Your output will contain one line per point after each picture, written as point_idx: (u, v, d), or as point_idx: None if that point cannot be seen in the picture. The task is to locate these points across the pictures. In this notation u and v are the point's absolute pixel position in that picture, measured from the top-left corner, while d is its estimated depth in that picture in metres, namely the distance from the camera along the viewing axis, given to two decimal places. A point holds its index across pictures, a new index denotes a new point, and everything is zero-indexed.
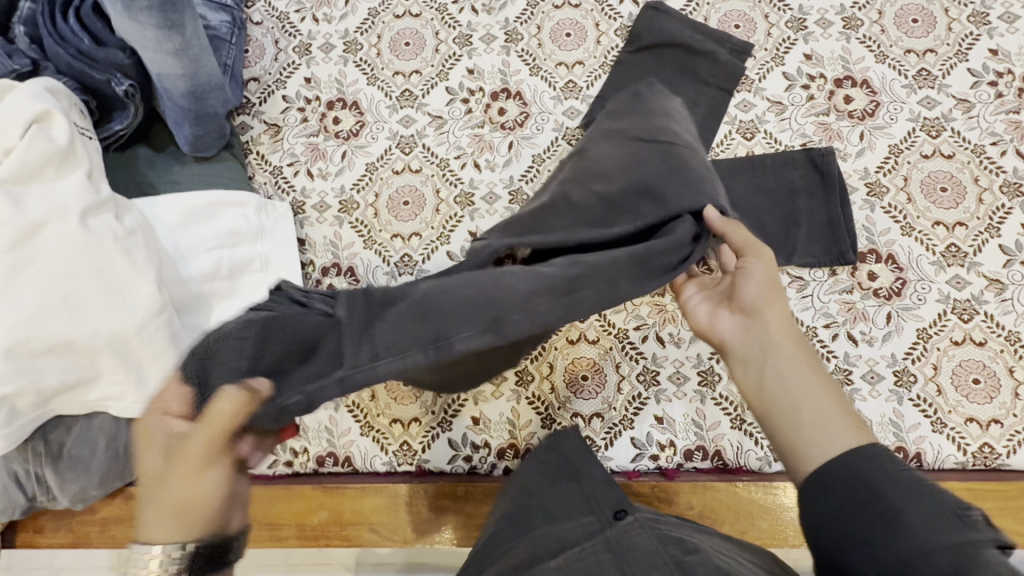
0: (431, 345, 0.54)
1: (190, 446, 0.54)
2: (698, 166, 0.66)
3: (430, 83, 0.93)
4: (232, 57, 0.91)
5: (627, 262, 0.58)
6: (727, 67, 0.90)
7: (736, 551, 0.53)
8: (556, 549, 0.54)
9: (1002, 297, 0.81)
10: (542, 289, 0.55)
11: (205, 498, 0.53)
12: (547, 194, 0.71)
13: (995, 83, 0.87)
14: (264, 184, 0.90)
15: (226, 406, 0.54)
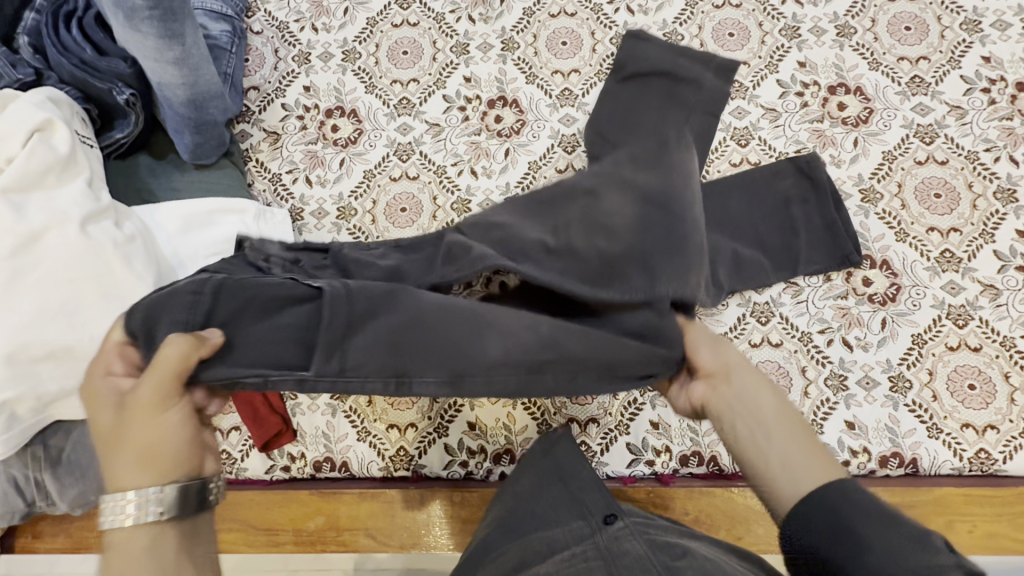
0: (392, 379, 0.59)
1: (142, 395, 0.54)
2: (699, 247, 0.64)
3: (428, 92, 0.94)
4: (232, 66, 0.92)
5: (596, 339, 0.61)
6: (710, 91, 0.87)
7: (725, 555, 0.54)
8: (545, 555, 0.55)
9: (997, 302, 0.81)
10: (512, 361, 0.59)
11: (171, 442, 0.54)
12: (547, 221, 0.68)
13: (987, 90, 0.88)
14: (263, 191, 0.91)
15: (172, 349, 0.54)
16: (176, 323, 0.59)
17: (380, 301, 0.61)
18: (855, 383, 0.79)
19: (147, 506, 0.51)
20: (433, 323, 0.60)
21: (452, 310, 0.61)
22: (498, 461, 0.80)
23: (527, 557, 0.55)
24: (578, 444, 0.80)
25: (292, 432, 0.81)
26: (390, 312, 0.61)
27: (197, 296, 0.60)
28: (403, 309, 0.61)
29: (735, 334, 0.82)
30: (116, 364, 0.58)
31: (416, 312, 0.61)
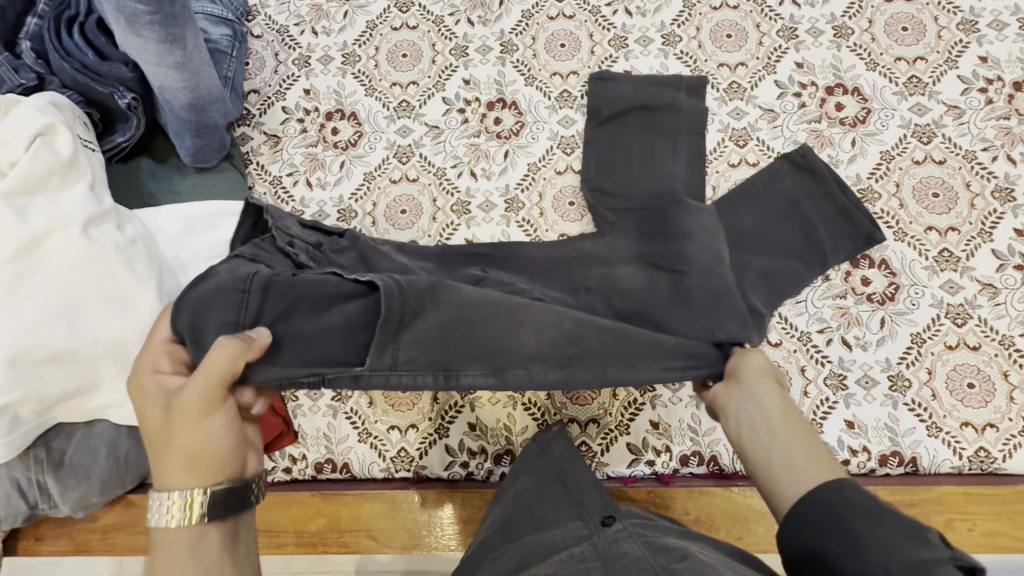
0: (441, 372, 0.61)
1: (187, 397, 0.54)
2: (719, 285, 0.71)
3: (427, 94, 0.95)
4: (232, 70, 0.93)
5: (623, 354, 0.63)
6: (691, 113, 0.89)
7: (723, 559, 0.54)
8: (544, 554, 0.55)
9: (995, 301, 0.81)
10: (547, 353, 0.62)
11: (215, 446, 0.54)
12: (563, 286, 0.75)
13: (985, 90, 0.88)
14: (264, 193, 0.91)
15: (221, 355, 0.53)
16: (225, 323, 0.59)
17: (426, 296, 0.61)
18: (854, 382, 0.80)
19: (192, 506, 0.52)
20: (476, 320, 0.62)
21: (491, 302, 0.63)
22: (499, 462, 0.80)
23: (525, 556, 0.55)
24: (579, 444, 0.80)
25: (293, 433, 0.80)
26: (435, 307, 0.62)
27: (244, 294, 0.59)
28: (447, 304, 0.62)
29: None
30: (162, 362, 0.59)
31: (461, 308, 0.62)
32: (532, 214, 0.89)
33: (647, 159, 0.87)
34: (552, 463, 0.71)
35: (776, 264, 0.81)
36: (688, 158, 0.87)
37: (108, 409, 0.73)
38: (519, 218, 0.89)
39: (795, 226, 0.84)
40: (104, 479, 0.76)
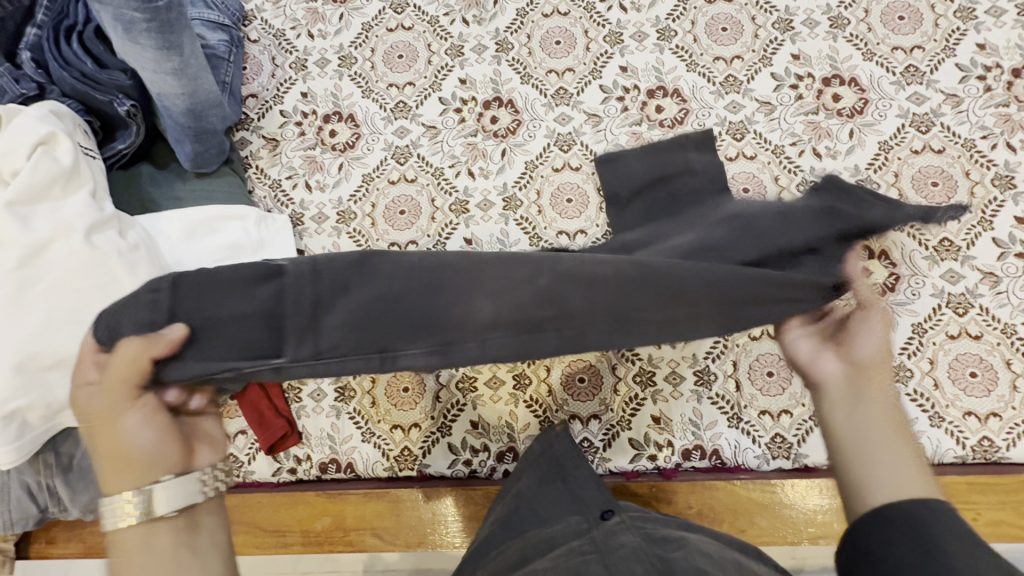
0: (376, 354, 0.53)
1: (99, 400, 0.53)
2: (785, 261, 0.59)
3: (424, 94, 0.95)
4: (230, 75, 0.93)
5: (603, 315, 0.53)
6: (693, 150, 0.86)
7: (722, 548, 0.54)
8: (544, 548, 0.55)
9: (997, 290, 0.81)
10: (505, 320, 0.53)
11: (135, 445, 0.53)
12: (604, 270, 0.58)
13: (983, 77, 0.87)
14: (264, 197, 0.92)
15: (126, 350, 0.51)
16: (140, 323, 0.51)
17: (352, 270, 0.54)
18: None
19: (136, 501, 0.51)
20: (414, 289, 0.53)
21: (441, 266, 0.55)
22: (502, 459, 0.81)
23: (526, 551, 0.55)
24: (581, 440, 0.81)
25: (298, 434, 0.83)
26: (365, 275, 0.54)
27: (155, 293, 0.52)
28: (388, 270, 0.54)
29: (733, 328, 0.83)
30: (90, 372, 0.54)
31: (395, 279, 0.54)
32: (531, 212, 0.89)
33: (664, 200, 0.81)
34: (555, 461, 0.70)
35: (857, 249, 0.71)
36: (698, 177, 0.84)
37: None
38: (518, 217, 0.89)
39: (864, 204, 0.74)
40: None
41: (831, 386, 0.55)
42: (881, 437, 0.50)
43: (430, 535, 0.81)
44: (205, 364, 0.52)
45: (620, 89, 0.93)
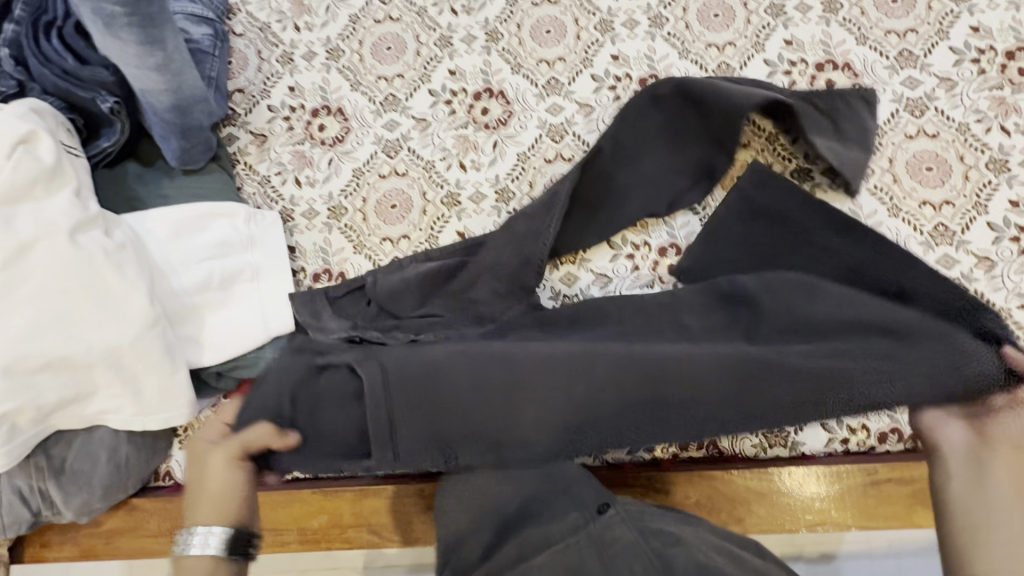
0: (440, 454, 0.64)
1: (212, 465, 0.69)
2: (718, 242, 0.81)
3: (413, 87, 0.94)
4: (215, 70, 0.92)
5: (638, 406, 0.64)
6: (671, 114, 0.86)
7: (717, 540, 0.59)
8: (541, 548, 0.61)
9: (992, 274, 0.81)
10: (550, 426, 0.63)
11: (230, 495, 0.67)
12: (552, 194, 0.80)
13: (977, 60, 0.87)
14: (253, 194, 0.91)
15: (253, 434, 0.68)
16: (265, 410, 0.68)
17: (418, 384, 0.64)
18: None
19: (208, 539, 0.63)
20: (469, 400, 0.63)
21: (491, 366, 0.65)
22: None
23: (527, 550, 0.61)
24: None
25: None
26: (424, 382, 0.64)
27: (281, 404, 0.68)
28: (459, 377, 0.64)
29: None
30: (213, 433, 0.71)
31: (459, 382, 0.64)
32: (523, 204, 0.88)
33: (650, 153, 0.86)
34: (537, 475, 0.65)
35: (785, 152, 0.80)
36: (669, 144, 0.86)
37: (104, 416, 0.73)
38: (510, 209, 0.88)
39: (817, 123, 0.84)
40: (106, 484, 0.77)
41: (951, 450, 0.66)
42: (999, 515, 0.59)
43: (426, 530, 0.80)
44: (308, 464, 0.67)
45: (612, 78, 0.92)
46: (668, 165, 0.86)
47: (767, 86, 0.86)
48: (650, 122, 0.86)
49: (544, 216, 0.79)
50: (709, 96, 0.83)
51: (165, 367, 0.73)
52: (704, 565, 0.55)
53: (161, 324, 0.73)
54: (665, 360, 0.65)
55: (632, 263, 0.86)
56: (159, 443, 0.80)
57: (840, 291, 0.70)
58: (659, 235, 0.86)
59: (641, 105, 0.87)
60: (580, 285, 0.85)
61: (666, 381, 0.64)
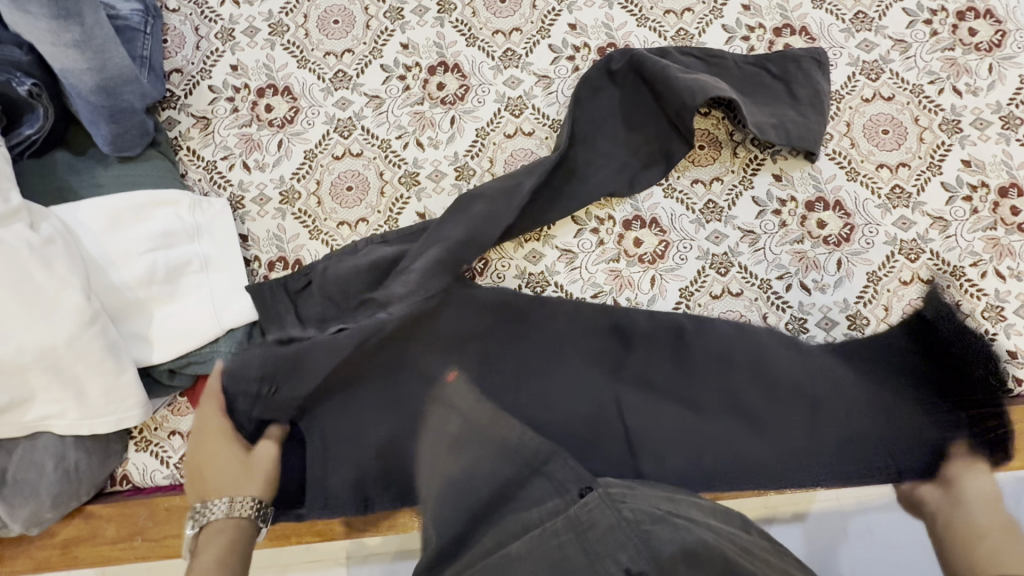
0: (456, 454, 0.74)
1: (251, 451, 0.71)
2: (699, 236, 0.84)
3: (364, 62, 0.89)
4: (148, 48, 0.86)
5: (586, 405, 0.72)
6: (625, 89, 0.85)
7: (727, 534, 0.54)
8: (521, 534, 0.57)
9: (946, 234, 0.82)
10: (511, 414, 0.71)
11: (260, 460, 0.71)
12: (514, 185, 0.79)
13: (929, 21, 0.87)
14: (198, 180, 0.86)
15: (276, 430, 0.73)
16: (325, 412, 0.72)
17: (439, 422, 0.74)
18: (815, 325, 0.82)
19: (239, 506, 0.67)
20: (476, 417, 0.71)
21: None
22: None
23: (505, 537, 0.58)
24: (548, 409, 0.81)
25: None
26: (392, 449, 0.71)
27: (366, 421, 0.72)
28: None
29: (696, 287, 0.83)
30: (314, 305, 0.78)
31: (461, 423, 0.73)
32: (484, 181, 0.86)
33: (608, 131, 0.84)
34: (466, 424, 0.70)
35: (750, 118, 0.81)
36: (626, 121, 0.85)
37: (47, 421, 0.71)
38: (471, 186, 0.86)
39: (768, 90, 0.85)
40: (56, 493, 0.73)
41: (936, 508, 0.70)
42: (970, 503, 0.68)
43: (398, 518, 0.77)
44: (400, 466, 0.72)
45: (570, 48, 0.89)
46: (625, 146, 0.84)
47: (717, 56, 0.86)
48: (605, 101, 0.85)
49: (503, 205, 0.77)
50: (660, 78, 0.82)
51: (110, 365, 0.70)
52: (689, 547, 0.50)
53: (100, 322, 0.70)
54: (567, 393, 0.73)
55: (597, 237, 0.84)
56: (111, 447, 0.77)
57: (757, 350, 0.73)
58: (624, 208, 0.85)
59: (596, 81, 0.85)
60: (545, 262, 0.84)
61: (575, 390, 0.73)
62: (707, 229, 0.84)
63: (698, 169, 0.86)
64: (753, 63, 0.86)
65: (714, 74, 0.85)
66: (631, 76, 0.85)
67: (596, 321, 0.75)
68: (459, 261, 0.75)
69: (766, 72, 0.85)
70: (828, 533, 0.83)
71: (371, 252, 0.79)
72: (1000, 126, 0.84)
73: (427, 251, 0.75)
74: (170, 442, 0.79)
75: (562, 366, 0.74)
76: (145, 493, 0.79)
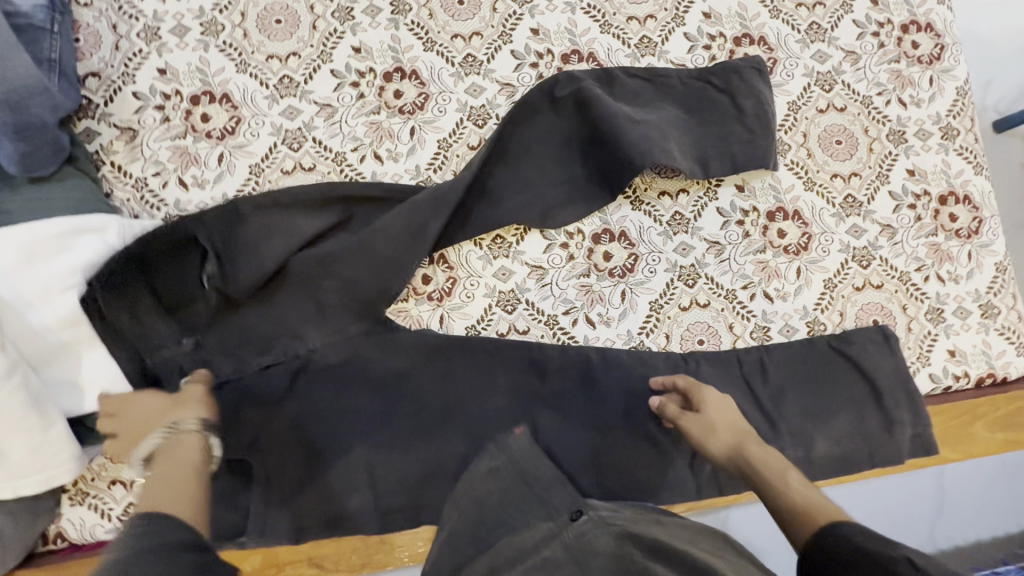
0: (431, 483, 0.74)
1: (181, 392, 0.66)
2: (666, 248, 0.84)
3: (312, 67, 0.82)
4: (56, 50, 0.74)
5: (558, 428, 0.77)
6: (572, 122, 0.83)
7: (715, 554, 0.56)
8: (516, 563, 0.56)
9: (894, 241, 0.86)
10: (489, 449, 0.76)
11: (188, 393, 0.66)
12: (429, 192, 0.76)
13: (877, 33, 0.90)
14: (127, 200, 0.77)
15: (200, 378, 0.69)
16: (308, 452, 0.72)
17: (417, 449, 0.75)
18: (777, 333, 0.84)
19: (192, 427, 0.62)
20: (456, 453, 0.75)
21: (431, 448, 0.75)
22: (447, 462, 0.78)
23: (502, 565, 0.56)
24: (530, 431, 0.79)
25: None
26: (371, 489, 0.74)
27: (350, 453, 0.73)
28: (421, 455, 0.75)
29: (665, 300, 0.83)
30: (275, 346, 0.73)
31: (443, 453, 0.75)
32: None
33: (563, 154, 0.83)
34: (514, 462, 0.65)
35: (684, 150, 0.81)
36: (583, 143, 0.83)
37: None
38: None
39: (713, 105, 0.85)
40: None
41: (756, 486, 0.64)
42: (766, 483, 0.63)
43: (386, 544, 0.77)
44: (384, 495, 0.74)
45: (533, 55, 0.86)
46: (584, 173, 0.83)
47: (663, 74, 0.85)
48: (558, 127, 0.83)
49: (430, 209, 0.75)
50: (608, 121, 0.79)
51: (35, 420, 0.62)
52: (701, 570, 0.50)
53: (20, 373, 0.62)
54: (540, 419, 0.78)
55: (567, 252, 0.83)
56: (42, 505, 0.69)
57: (708, 379, 0.79)
58: (593, 222, 0.84)
59: (547, 109, 0.83)
60: (515, 279, 0.82)
61: (547, 420, 0.78)
62: (674, 241, 0.85)
63: (665, 180, 0.86)
64: (696, 77, 0.86)
65: (661, 96, 0.85)
66: (574, 110, 0.82)
67: (550, 357, 0.78)
68: (365, 268, 0.74)
69: (710, 87, 0.85)
70: (767, 521, 0.90)
71: (267, 219, 0.73)
72: (940, 137, 0.89)
73: (331, 251, 0.74)
74: (112, 492, 0.72)
75: (533, 403, 0.78)
76: (83, 551, 0.72)
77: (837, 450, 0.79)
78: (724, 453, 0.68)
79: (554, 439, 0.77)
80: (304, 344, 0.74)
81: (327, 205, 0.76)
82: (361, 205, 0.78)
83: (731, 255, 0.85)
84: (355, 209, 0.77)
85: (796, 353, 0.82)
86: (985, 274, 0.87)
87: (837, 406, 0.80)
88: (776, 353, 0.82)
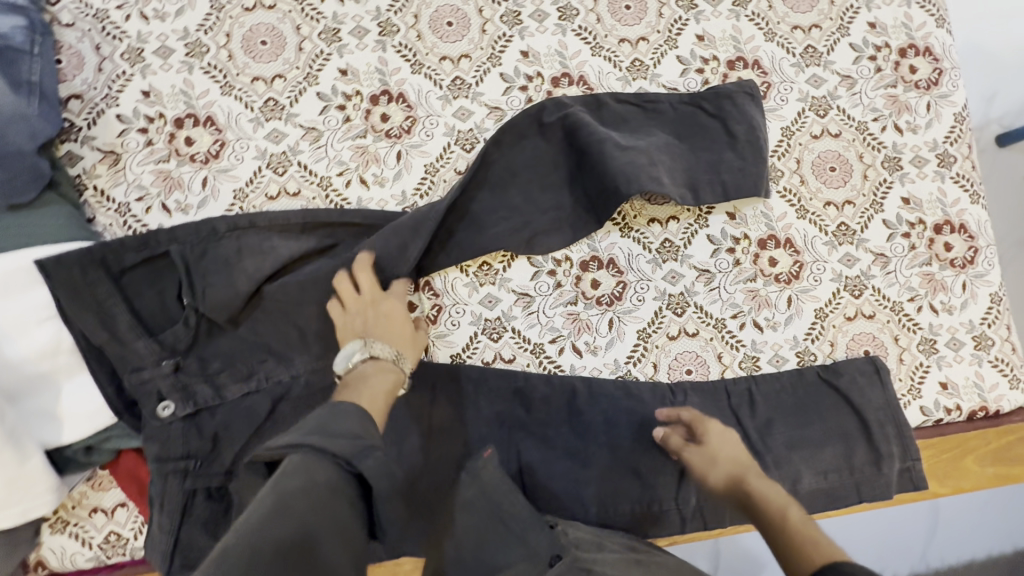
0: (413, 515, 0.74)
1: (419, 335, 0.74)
2: (655, 276, 0.83)
3: (298, 90, 0.81)
4: (36, 72, 0.73)
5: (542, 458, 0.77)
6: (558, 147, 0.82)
7: None
8: None
9: (886, 270, 0.85)
10: None
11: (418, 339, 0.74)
12: (410, 215, 0.75)
13: (874, 57, 0.88)
14: (109, 225, 0.76)
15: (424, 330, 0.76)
16: None
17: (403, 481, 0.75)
18: (766, 363, 0.83)
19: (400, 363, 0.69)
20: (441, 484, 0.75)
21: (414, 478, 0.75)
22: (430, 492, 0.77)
23: None
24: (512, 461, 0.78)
25: None
26: None
27: None
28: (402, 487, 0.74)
29: (653, 329, 0.82)
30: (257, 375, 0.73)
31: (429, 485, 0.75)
32: None
33: (551, 180, 0.82)
34: (484, 494, 0.64)
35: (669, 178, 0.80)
36: (571, 169, 0.82)
37: None
38: None
39: (704, 131, 0.84)
40: None
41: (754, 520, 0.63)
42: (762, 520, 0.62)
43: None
44: None
45: (522, 78, 0.84)
46: (572, 199, 0.82)
47: (653, 100, 0.84)
48: (547, 152, 0.82)
49: (409, 233, 0.74)
50: (596, 148, 0.78)
51: (10, 454, 0.62)
52: None
53: None
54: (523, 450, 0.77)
55: (554, 279, 0.82)
56: (21, 536, 0.68)
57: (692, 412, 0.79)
58: (581, 249, 0.83)
59: (536, 134, 0.82)
60: (502, 307, 0.81)
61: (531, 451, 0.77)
62: (663, 269, 0.83)
63: (654, 207, 0.84)
64: (687, 101, 0.84)
65: (651, 121, 0.83)
66: (562, 136, 0.81)
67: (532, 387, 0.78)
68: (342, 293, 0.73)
69: (701, 112, 0.84)
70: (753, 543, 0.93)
71: (245, 244, 0.73)
72: (936, 164, 0.87)
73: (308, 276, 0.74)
74: (92, 521, 0.72)
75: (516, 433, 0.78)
76: None
77: (823, 483, 0.78)
78: (723, 485, 0.69)
79: (536, 471, 0.76)
80: (287, 370, 0.74)
81: (312, 231, 0.76)
82: (343, 230, 0.77)
83: (721, 284, 0.84)
84: (338, 236, 0.77)
85: (784, 384, 0.82)
86: (980, 304, 0.85)
87: (825, 438, 0.80)
88: (765, 384, 0.82)
